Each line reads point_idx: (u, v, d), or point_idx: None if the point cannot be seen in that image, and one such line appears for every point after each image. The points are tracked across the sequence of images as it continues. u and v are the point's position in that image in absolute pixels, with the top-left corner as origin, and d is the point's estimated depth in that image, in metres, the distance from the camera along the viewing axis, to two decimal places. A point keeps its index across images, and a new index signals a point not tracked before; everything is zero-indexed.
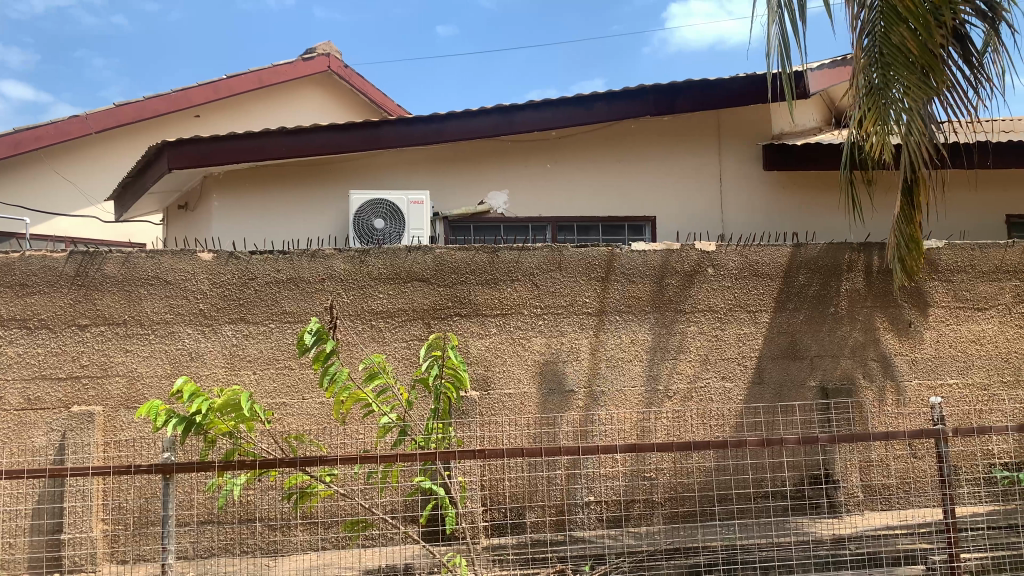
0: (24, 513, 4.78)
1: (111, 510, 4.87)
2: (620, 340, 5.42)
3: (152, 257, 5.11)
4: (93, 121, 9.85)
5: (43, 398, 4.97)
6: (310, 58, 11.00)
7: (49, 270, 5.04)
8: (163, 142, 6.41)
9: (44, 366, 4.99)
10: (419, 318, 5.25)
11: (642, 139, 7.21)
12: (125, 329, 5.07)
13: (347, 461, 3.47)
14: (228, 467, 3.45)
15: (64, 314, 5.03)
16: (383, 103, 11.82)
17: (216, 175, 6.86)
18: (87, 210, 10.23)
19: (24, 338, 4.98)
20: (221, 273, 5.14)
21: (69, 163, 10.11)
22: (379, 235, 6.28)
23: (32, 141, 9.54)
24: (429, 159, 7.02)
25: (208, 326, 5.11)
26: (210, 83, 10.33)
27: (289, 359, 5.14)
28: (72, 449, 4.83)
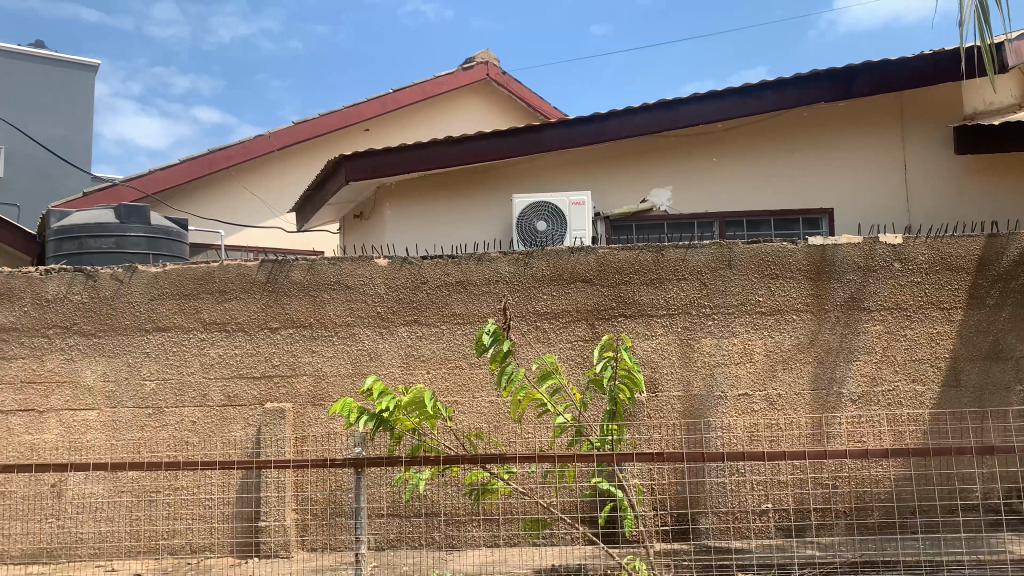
0: (226, 501, 5.24)
1: (302, 501, 5.22)
2: (798, 341, 5.16)
3: (333, 263, 5.42)
4: (275, 138, 10.62)
5: (241, 395, 5.40)
6: (470, 67, 11.28)
7: (244, 277, 5.46)
8: (340, 155, 6.77)
9: (242, 365, 5.41)
10: (584, 318, 5.24)
11: (815, 127, 6.84)
12: (311, 332, 5.40)
13: (527, 459, 3.50)
14: (415, 463, 3.57)
15: (257, 318, 5.44)
16: (542, 107, 11.76)
17: (387, 185, 7.18)
18: (271, 221, 10.99)
19: (224, 340, 5.44)
20: (395, 277, 5.37)
21: (256, 180, 10.93)
22: (541, 238, 6.35)
23: (224, 160, 10.43)
24: (591, 159, 7.00)
25: (384, 327, 5.35)
26: (378, 97, 10.89)
27: (459, 359, 5.29)
28: (266, 442, 5.25)
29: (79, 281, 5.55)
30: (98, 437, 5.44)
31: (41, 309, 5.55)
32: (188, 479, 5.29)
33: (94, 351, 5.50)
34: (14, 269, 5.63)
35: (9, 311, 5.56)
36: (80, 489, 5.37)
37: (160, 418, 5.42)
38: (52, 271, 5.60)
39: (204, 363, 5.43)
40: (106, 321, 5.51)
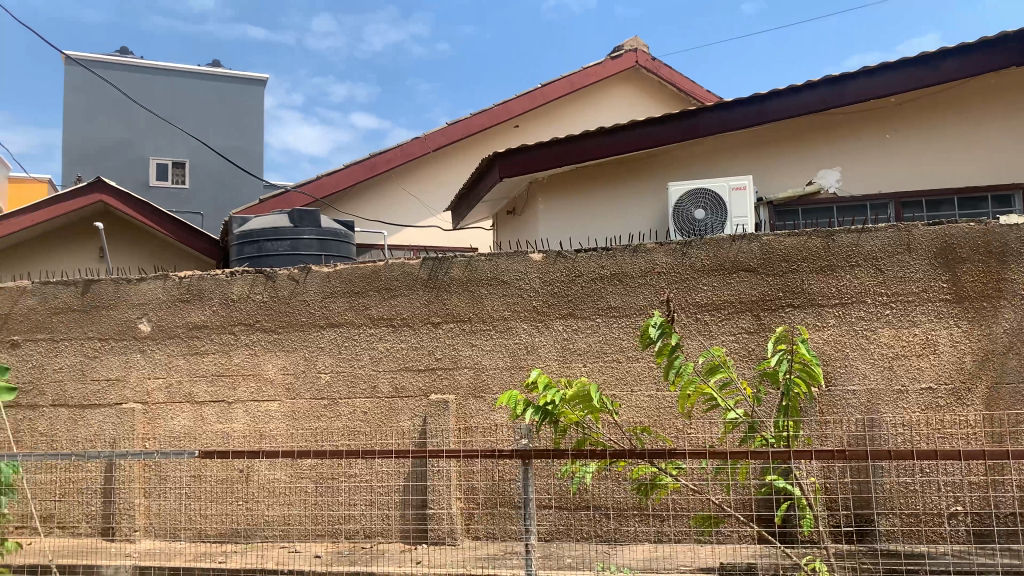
0: (395, 488, 5.50)
1: (466, 490, 5.37)
2: (989, 330, 4.74)
3: (490, 259, 5.53)
4: (431, 139, 10.98)
5: (407, 387, 5.61)
6: (619, 56, 11.15)
7: (407, 275, 5.68)
8: (494, 153, 6.88)
9: (407, 358, 5.63)
10: (748, 310, 5.05)
11: (1005, 94, 6.22)
12: (470, 326, 5.53)
13: (696, 456, 3.42)
14: (581, 456, 3.56)
15: (420, 313, 5.63)
16: (694, 91, 11.37)
17: (540, 181, 7.23)
18: (429, 220, 11.33)
19: (390, 335, 5.67)
20: (552, 271, 5.40)
21: (413, 181, 11.33)
22: (700, 226, 6.19)
23: (383, 164, 10.90)
24: (751, 143, 6.74)
25: (541, 321, 5.39)
26: (527, 93, 11.02)
27: (617, 353, 5.24)
28: (432, 432, 5.45)
29: (260, 282, 5.97)
30: (280, 426, 5.83)
31: (228, 308, 6.02)
32: (361, 467, 5.56)
33: (275, 346, 5.90)
34: (205, 272, 6.14)
35: (201, 310, 6.07)
36: (266, 474, 5.77)
37: (334, 409, 5.73)
38: (237, 272, 6.06)
39: (373, 356, 5.69)
40: (285, 318, 5.89)
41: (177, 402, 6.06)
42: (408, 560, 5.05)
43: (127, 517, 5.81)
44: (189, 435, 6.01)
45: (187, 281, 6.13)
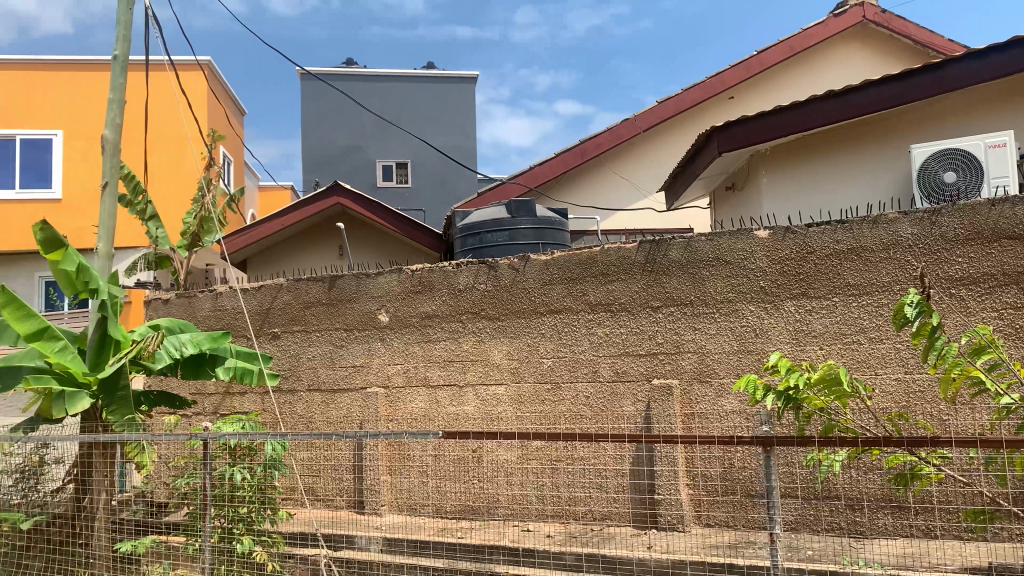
0: (623, 472, 5.54)
1: (696, 477, 5.32)
2: None
3: (712, 239, 5.35)
4: (640, 121, 10.84)
5: (628, 371, 5.60)
6: (843, 13, 10.32)
7: (624, 259, 5.64)
8: (712, 127, 6.64)
9: (628, 343, 5.61)
10: (1013, 283, 4.50)
11: None
12: (692, 309, 5.40)
13: (964, 444, 3.09)
14: (829, 444, 3.33)
15: (640, 297, 5.58)
16: (933, 42, 10.25)
17: (762, 152, 6.92)
18: (641, 202, 11.25)
19: (610, 320, 5.68)
20: (779, 249, 5.11)
21: (623, 163, 11.26)
22: (950, 190, 5.62)
23: (593, 149, 10.91)
24: (1008, 92, 5.98)
25: (770, 303, 5.14)
26: (742, 63, 10.57)
27: (856, 334, 4.89)
28: (656, 418, 5.46)
29: (483, 272, 6.20)
30: (507, 409, 6.04)
31: (455, 298, 6.32)
32: (587, 450, 5.68)
33: (500, 332, 6.11)
34: (433, 264, 6.48)
35: (431, 301, 6.43)
36: (495, 454, 6.02)
37: (558, 392, 5.85)
38: (462, 264, 6.32)
39: (594, 341, 5.73)
40: (508, 305, 6.08)
41: (414, 386, 6.47)
42: (640, 544, 5.05)
43: (375, 492, 6.35)
44: (426, 417, 6.40)
45: (418, 273, 6.51)
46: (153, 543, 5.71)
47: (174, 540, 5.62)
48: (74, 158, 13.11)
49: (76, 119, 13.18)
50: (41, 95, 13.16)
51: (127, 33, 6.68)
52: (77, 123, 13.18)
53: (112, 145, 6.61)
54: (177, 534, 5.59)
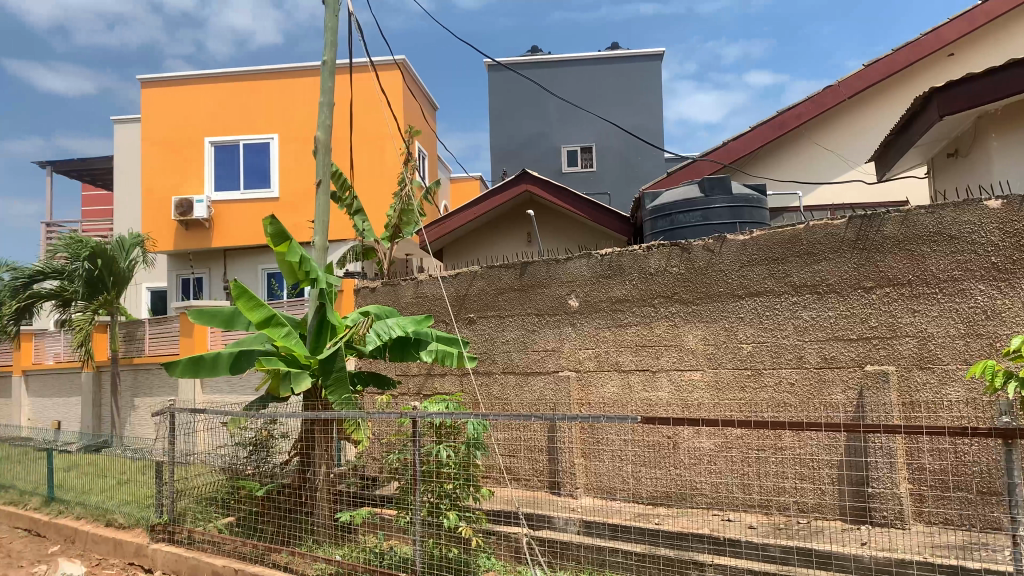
0: (831, 463, 5.26)
1: (914, 469, 4.92)
2: None
3: (932, 212, 4.90)
4: (844, 88, 10.10)
5: (838, 357, 5.26)
6: None
7: (831, 237, 5.29)
8: (932, 89, 6.05)
9: (836, 328, 5.27)
10: None
11: None
12: (911, 289, 4.97)
13: None
14: None
15: (850, 278, 5.21)
16: None
17: (992, 113, 6.25)
18: (847, 175, 10.48)
19: (816, 302, 5.35)
20: (1015, 221, 4.59)
21: (827, 133, 10.57)
22: None
23: (793, 120, 10.27)
24: None
25: (1006, 281, 4.64)
26: (963, 15, 9.62)
27: None
28: (870, 407, 5.04)
29: (676, 254, 6.05)
30: (704, 395, 5.89)
31: (647, 282, 6.22)
32: (792, 438, 5.39)
33: (694, 317, 5.95)
34: (624, 248, 6.40)
35: (621, 285, 6.37)
36: (693, 442, 5.88)
37: (759, 379, 5.61)
38: (653, 247, 6.21)
39: (798, 326, 5.43)
40: (703, 288, 5.90)
41: (606, 370, 6.46)
42: (853, 540, 4.75)
43: (570, 475, 6.37)
44: (619, 402, 6.36)
45: (608, 258, 6.47)
46: (369, 515, 6.13)
47: (387, 513, 6.00)
48: (289, 160, 14.25)
49: (289, 123, 14.34)
50: (260, 103, 14.45)
51: (335, 38, 7.16)
52: (290, 127, 14.33)
53: (323, 145, 7.11)
54: (389, 507, 5.96)
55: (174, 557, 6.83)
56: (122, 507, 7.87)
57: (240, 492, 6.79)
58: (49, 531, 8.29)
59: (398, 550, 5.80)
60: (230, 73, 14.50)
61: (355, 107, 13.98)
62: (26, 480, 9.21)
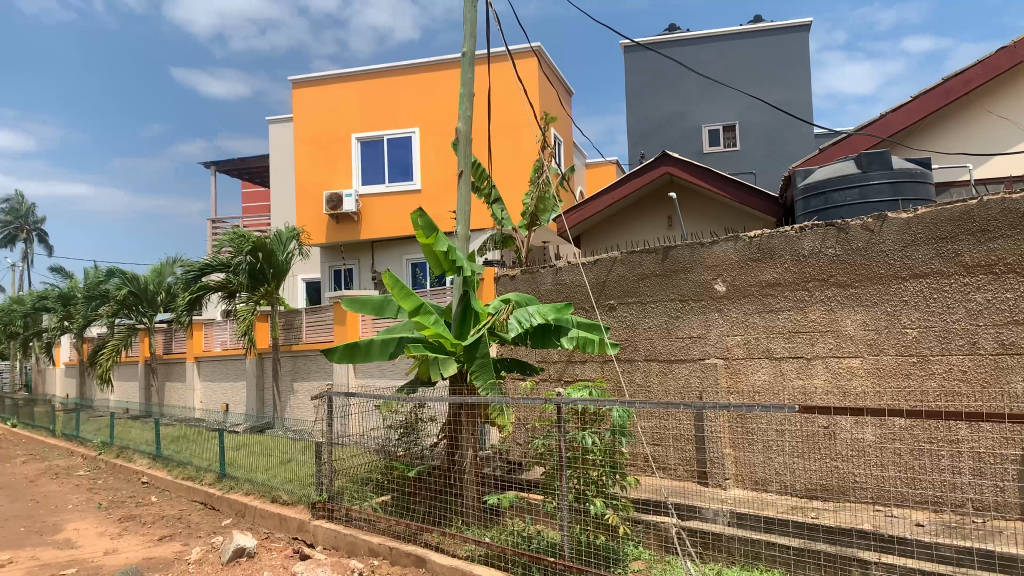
0: (1012, 458, 4.83)
1: None
2: None
3: None
4: (1022, 48, 9.17)
5: (1018, 342, 4.89)
6: None
7: (1010, 213, 4.86)
8: None
9: (1016, 310, 4.88)
10: None
11: None
12: None
13: None
14: None
15: None
16: None
17: None
18: None
19: (993, 284, 4.97)
20: None
21: (1000, 99, 9.70)
22: None
23: (961, 87, 9.48)
24: None
25: None
26: None
27: None
28: None
29: (832, 235, 5.73)
30: (865, 384, 5.56)
31: (799, 265, 5.93)
32: (966, 430, 5.04)
33: (853, 301, 5.62)
34: (774, 229, 6.12)
35: (772, 269, 6.10)
36: (852, 434, 5.62)
37: (926, 366, 5.25)
38: (807, 227, 5.91)
39: (971, 309, 5.06)
40: (863, 270, 5.56)
41: (756, 358, 6.22)
42: None
43: (720, 467, 6.23)
44: (771, 390, 6.11)
45: (756, 240, 6.22)
46: (516, 498, 6.04)
47: (533, 497, 5.97)
48: (429, 152, 14.61)
49: (428, 116, 14.70)
50: (401, 98, 14.91)
51: (473, 29, 7.25)
52: (429, 120, 14.69)
53: (464, 136, 7.23)
54: (536, 492, 5.95)
55: (334, 534, 7.24)
56: (285, 485, 8.38)
57: (393, 473, 7.10)
58: (222, 505, 8.97)
59: (545, 535, 5.83)
60: (372, 70, 15.04)
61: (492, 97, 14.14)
62: (200, 457, 9.99)
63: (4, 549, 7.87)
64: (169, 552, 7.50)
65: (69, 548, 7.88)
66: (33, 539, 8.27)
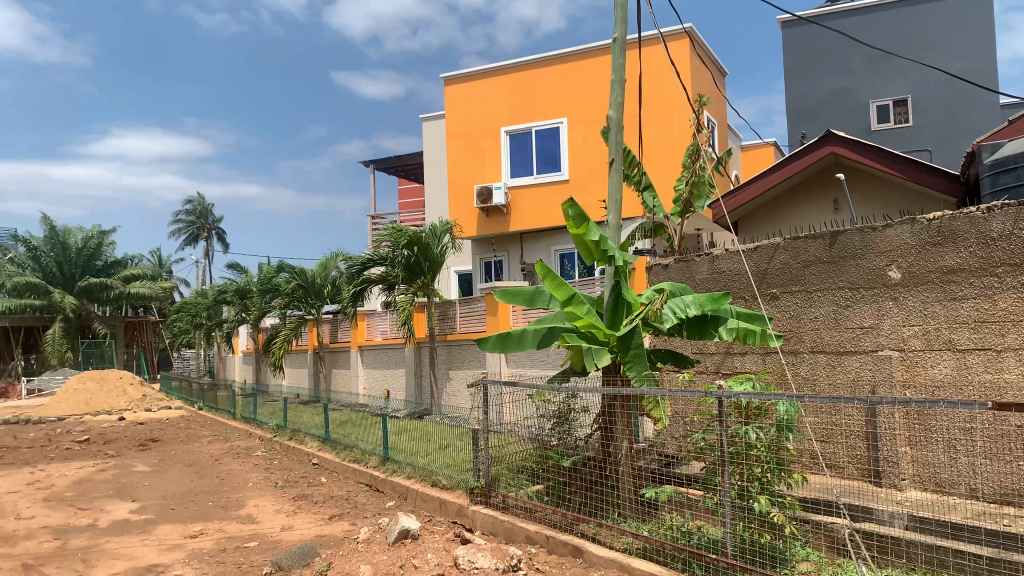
0: None
1: None
2: None
3: None
4: None
5: None
6: None
7: None
8: None
9: None
10: None
11: None
12: None
13: None
14: None
15: None
16: None
17: None
18: None
19: None
20: None
21: None
22: None
23: None
24: None
25: None
26: None
27: None
28: None
29: None
30: None
31: (987, 249, 5.45)
32: None
33: None
34: (957, 211, 5.65)
35: (955, 254, 5.63)
36: None
37: None
38: (996, 208, 5.40)
39: None
40: None
41: (937, 350, 5.77)
42: None
43: (895, 465, 5.85)
44: (954, 385, 5.66)
45: (937, 223, 5.76)
46: (674, 493, 5.91)
47: (692, 493, 5.81)
48: (577, 142, 14.57)
49: (575, 106, 14.66)
50: (548, 89, 14.95)
51: (624, 14, 7.12)
52: (577, 109, 14.64)
53: (615, 123, 7.12)
54: (695, 487, 5.78)
55: (492, 519, 7.39)
56: (444, 470, 8.63)
57: (548, 462, 7.10)
58: (386, 488, 9.38)
59: (705, 531, 5.69)
60: (519, 62, 15.17)
61: (641, 83, 13.91)
62: (365, 441, 10.49)
63: (196, 522, 8.61)
64: (339, 530, 7.95)
65: (251, 522, 8.52)
66: (221, 512, 9.00)
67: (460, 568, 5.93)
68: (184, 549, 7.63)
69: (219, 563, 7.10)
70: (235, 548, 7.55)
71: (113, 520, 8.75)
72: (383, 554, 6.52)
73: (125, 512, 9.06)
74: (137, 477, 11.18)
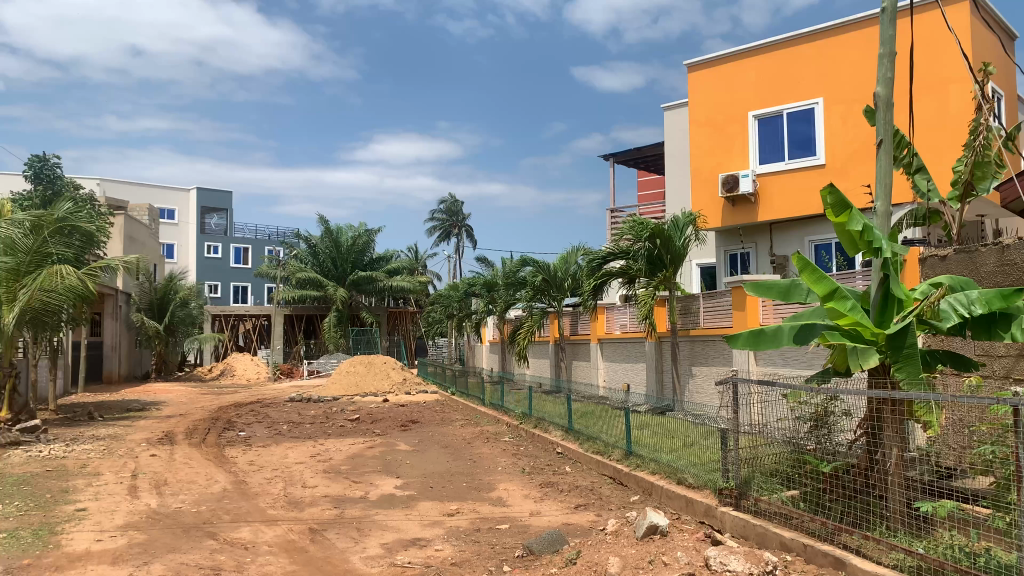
0: None
1: None
2: None
3: None
4: None
5: None
6: None
7: None
8: None
9: None
10: None
11: None
12: None
13: None
14: None
15: None
16: None
17: None
18: None
19: None
20: None
21: None
22: None
23: None
24: None
25: None
26: None
27: None
28: None
29: None
30: None
31: None
32: None
33: None
34: None
35: None
36: None
37: None
38: None
39: None
40: None
41: None
42: None
43: None
44: None
45: None
46: (955, 509, 5.20)
47: (978, 511, 5.18)
48: (835, 123, 13.57)
49: (832, 85, 13.69)
50: (801, 69, 14.10)
51: None
52: (834, 88, 13.66)
53: (884, 101, 6.48)
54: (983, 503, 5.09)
55: (742, 522, 7.12)
56: (690, 468, 8.43)
57: (806, 467, 6.68)
58: (630, 482, 9.38)
59: (995, 554, 4.95)
60: (769, 43, 14.48)
61: (914, 55, 12.71)
62: (608, 433, 10.56)
63: (452, 501, 9.17)
64: (585, 520, 8.07)
65: (503, 505, 8.92)
66: (474, 493, 9.51)
67: (711, 569, 5.74)
68: (443, 525, 8.16)
69: (474, 541, 7.50)
70: (489, 529, 7.94)
71: (382, 493, 9.57)
72: (632, 547, 6.51)
73: (391, 487, 9.90)
74: (400, 455, 12.15)
